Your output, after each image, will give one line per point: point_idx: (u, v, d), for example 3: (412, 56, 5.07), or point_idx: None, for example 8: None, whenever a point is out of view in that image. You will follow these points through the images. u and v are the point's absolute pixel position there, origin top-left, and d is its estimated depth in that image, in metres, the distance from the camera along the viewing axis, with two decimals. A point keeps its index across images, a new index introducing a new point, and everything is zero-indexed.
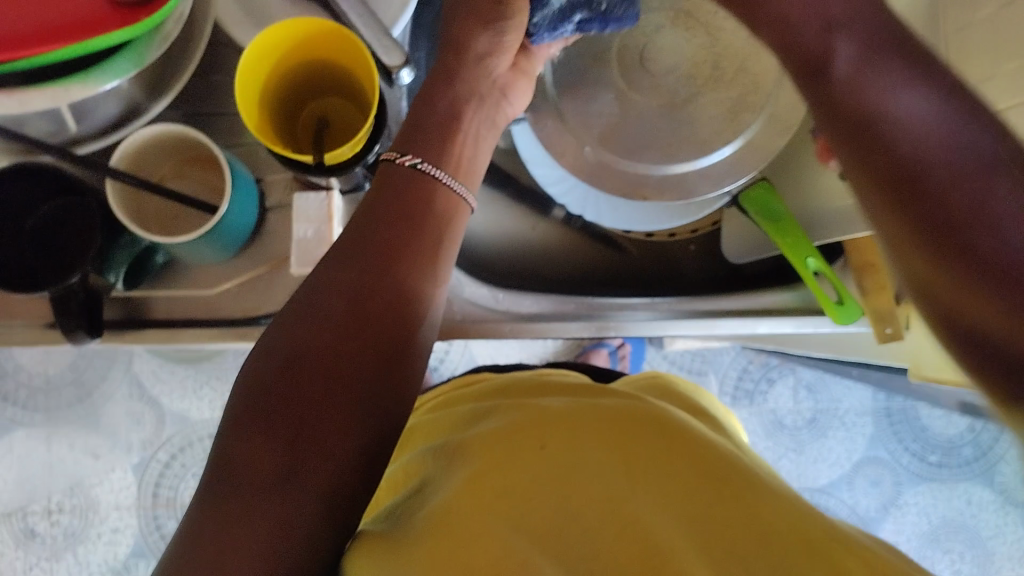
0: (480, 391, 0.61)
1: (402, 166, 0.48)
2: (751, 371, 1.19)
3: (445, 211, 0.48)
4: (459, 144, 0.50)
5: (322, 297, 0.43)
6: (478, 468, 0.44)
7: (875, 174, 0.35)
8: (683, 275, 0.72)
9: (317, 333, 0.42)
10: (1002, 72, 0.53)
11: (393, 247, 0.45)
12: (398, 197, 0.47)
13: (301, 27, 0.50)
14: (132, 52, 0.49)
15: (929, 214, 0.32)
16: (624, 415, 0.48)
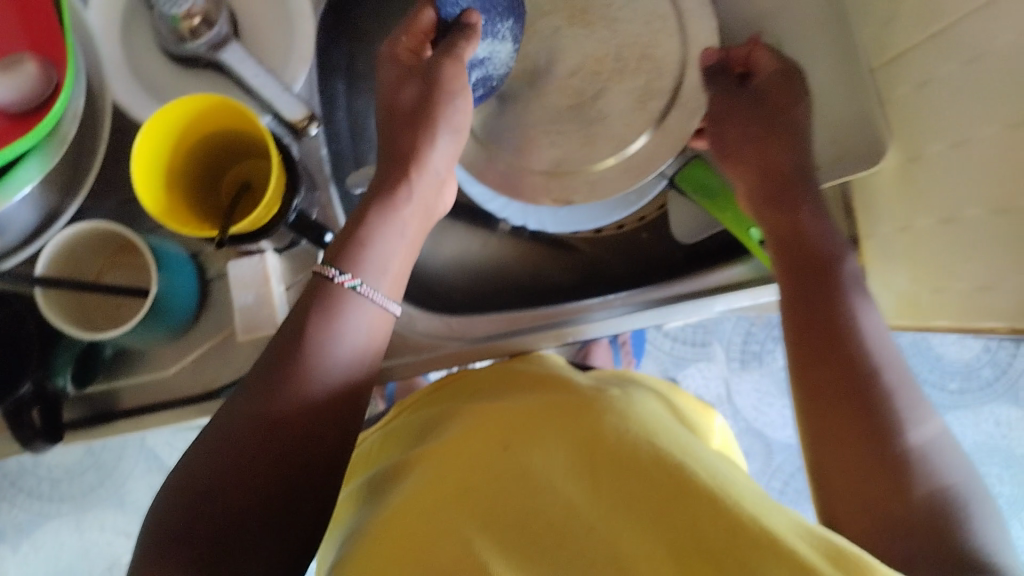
0: (436, 401, 0.58)
1: (338, 285, 0.50)
2: (755, 333, 1.15)
3: (367, 331, 0.50)
4: (398, 261, 0.53)
5: (248, 415, 0.46)
6: (439, 470, 0.45)
7: (789, 289, 0.53)
8: (642, 263, 0.71)
9: (241, 445, 0.45)
10: (907, 9, 0.52)
11: (310, 372, 0.48)
12: (321, 312, 0.49)
13: (187, 105, 0.50)
14: (32, 160, 0.49)
15: (841, 387, 0.47)
16: (574, 403, 0.48)
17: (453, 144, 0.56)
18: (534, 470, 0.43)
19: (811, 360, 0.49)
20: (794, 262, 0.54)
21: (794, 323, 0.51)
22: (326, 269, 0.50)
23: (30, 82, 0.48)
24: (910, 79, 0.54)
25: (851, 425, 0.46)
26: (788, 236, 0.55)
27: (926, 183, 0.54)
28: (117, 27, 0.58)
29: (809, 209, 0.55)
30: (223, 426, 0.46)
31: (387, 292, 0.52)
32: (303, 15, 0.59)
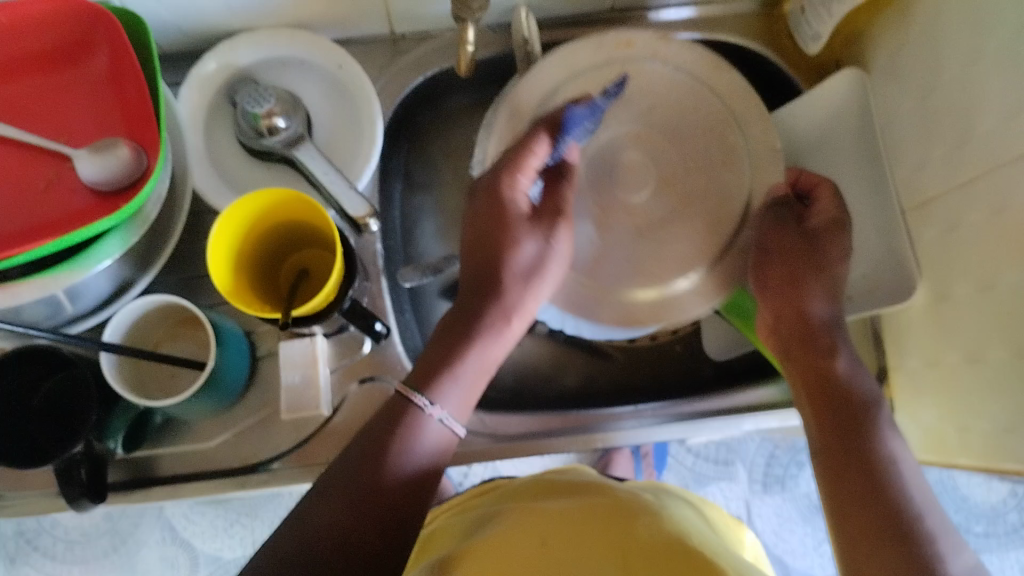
0: (483, 502, 0.61)
1: (412, 402, 0.51)
2: (779, 456, 1.16)
3: (433, 444, 0.51)
4: (471, 388, 0.54)
5: (313, 515, 0.47)
6: (485, 558, 0.48)
7: (835, 429, 0.53)
8: (673, 376, 0.74)
9: (305, 542, 0.46)
10: (936, 161, 0.56)
11: (380, 478, 0.48)
12: (397, 424, 0.50)
13: (263, 198, 0.54)
14: (115, 236, 0.54)
15: (884, 525, 0.47)
16: (611, 511, 0.52)
17: (547, 285, 0.58)
18: (571, 562, 0.46)
19: (862, 504, 0.49)
20: (837, 416, 0.54)
21: (836, 455, 0.52)
22: (414, 394, 0.52)
23: (123, 165, 0.53)
24: (937, 224, 0.57)
25: (886, 543, 0.47)
26: (821, 380, 0.56)
27: (953, 323, 0.56)
28: (202, 118, 0.62)
29: (838, 354, 0.57)
30: (286, 519, 0.47)
31: (459, 416, 0.53)
32: (372, 119, 0.63)
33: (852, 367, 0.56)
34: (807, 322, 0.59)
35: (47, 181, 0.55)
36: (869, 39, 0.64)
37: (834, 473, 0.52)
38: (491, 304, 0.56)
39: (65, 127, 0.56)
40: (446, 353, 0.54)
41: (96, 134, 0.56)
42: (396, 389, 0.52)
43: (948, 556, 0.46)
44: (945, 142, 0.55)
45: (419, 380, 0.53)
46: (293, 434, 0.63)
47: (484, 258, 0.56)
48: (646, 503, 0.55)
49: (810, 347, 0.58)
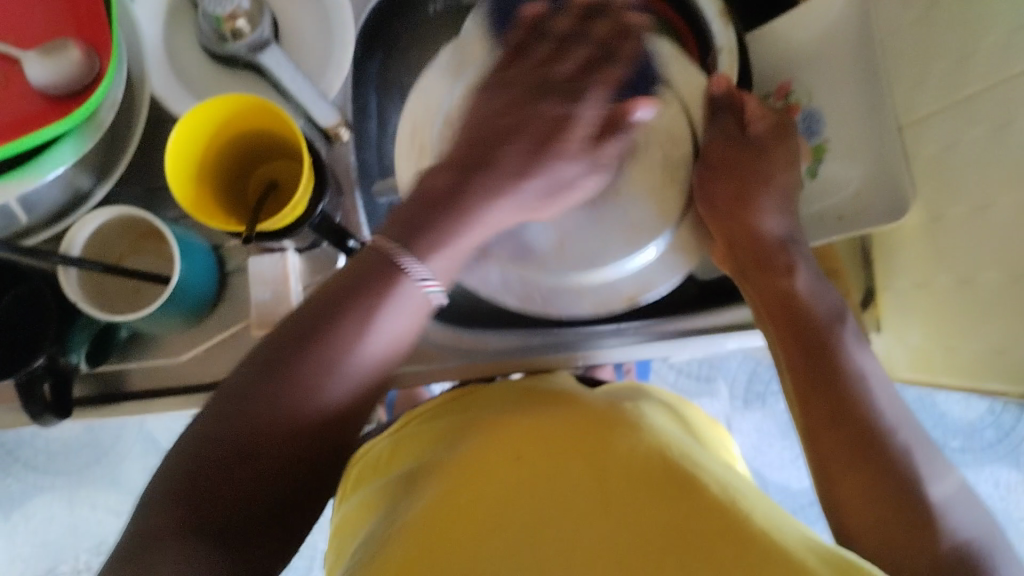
0: (460, 400, 0.59)
1: (387, 258, 0.45)
2: (761, 373, 1.16)
3: (374, 355, 0.45)
4: (450, 240, 0.46)
5: (234, 433, 0.42)
6: (459, 478, 0.48)
7: (785, 335, 0.52)
8: (658, 294, 0.72)
9: (217, 474, 0.41)
10: (937, 73, 0.53)
11: (302, 397, 0.43)
12: (335, 340, 0.44)
13: (223, 104, 0.51)
14: (69, 143, 0.51)
15: (836, 423, 0.48)
16: (585, 415, 0.52)
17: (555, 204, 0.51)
18: (553, 475, 0.46)
19: (814, 415, 0.49)
20: (782, 325, 0.52)
21: (800, 367, 0.51)
22: (399, 252, 0.45)
23: (73, 67, 0.49)
24: (935, 140, 0.55)
25: (864, 454, 0.47)
26: (784, 300, 0.52)
27: (945, 244, 0.55)
28: (161, 21, 0.58)
29: (798, 267, 0.53)
30: (202, 445, 0.41)
31: (425, 260, 0.45)
32: (344, 26, 0.60)
33: (817, 280, 0.53)
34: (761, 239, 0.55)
35: None
36: None
37: (800, 396, 0.50)
38: (519, 134, 0.49)
39: (7, 26, 0.52)
40: (445, 189, 0.47)
41: (43, 34, 0.52)
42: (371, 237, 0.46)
43: (929, 483, 0.46)
44: (949, 52, 0.52)
45: (403, 235, 0.46)
46: (265, 351, 0.61)
47: (518, 117, 0.50)
48: (623, 408, 0.54)
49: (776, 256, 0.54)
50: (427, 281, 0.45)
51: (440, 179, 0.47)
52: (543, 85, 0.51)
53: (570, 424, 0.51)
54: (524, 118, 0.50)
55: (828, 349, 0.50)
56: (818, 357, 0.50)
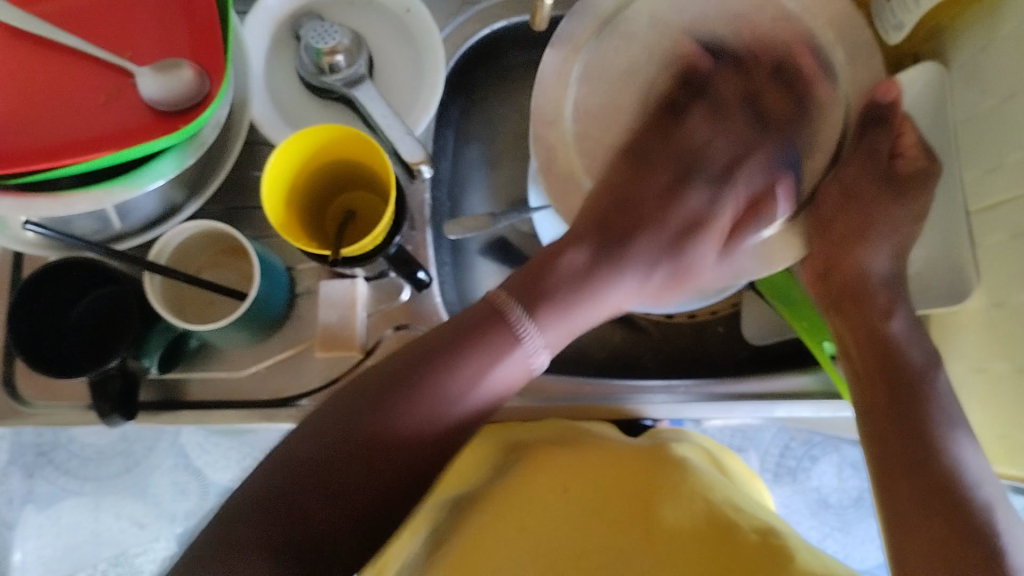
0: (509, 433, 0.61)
1: (497, 304, 0.51)
2: (793, 448, 1.11)
3: (515, 383, 0.51)
4: (571, 309, 0.52)
5: (404, 405, 0.48)
6: (523, 490, 0.54)
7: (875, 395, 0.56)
8: (709, 355, 0.72)
9: (399, 425, 0.47)
10: (1009, 160, 0.54)
11: (438, 412, 0.48)
12: (436, 376, 0.48)
13: (319, 133, 0.53)
14: (172, 157, 0.53)
15: (913, 487, 0.51)
16: (617, 452, 0.56)
17: (632, 291, 0.58)
18: (595, 503, 0.53)
19: (882, 455, 0.53)
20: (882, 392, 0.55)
21: (884, 418, 0.54)
22: (522, 317, 0.50)
23: (184, 87, 0.53)
24: (1004, 229, 0.55)
25: (939, 524, 0.49)
26: (882, 356, 0.57)
27: (1006, 328, 0.55)
28: (265, 49, 0.63)
29: (895, 314, 0.59)
30: (332, 441, 0.47)
31: (525, 316, 0.50)
32: (436, 69, 0.62)
33: (907, 330, 0.58)
34: (838, 274, 0.64)
35: (108, 95, 0.54)
36: (946, 32, 0.62)
37: (884, 468, 0.53)
38: (610, 238, 0.57)
39: (125, 43, 0.56)
40: (545, 276, 0.53)
41: (159, 52, 0.55)
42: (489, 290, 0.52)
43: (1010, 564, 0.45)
44: (1023, 142, 0.53)
45: (522, 298, 0.51)
46: (324, 372, 0.63)
47: (637, 199, 0.61)
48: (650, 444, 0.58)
49: (866, 313, 0.60)
50: (533, 352, 0.51)
51: (572, 256, 0.54)
52: (672, 134, 0.65)
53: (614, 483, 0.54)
54: (671, 203, 0.63)
55: (907, 406, 0.53)
56: (891, 415, 0.54)
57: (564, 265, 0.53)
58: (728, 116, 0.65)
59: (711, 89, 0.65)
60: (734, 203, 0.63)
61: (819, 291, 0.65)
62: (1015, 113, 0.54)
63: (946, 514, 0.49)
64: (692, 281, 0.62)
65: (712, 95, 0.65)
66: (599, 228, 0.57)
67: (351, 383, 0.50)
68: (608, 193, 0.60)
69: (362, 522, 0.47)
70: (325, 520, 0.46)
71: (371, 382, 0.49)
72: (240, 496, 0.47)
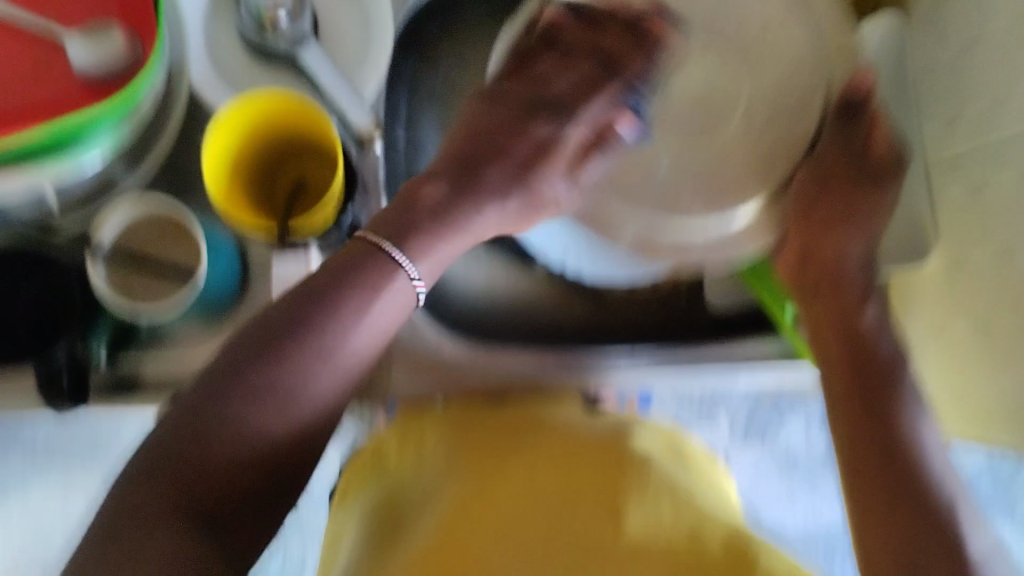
0: (470, 420, 0.60)
1: (371, 249, 0.50)
2: (762, 408, 1.14)
3: (374, 342, 0.49)
4: (453, 232, 0.53)
5: (240, 399, 0.45)
6: (469, 480, 0.54)
7: (835, 369, 0.55)
8: (670, 322, 0.72)
9: (228, 429, 0.45)
10: (970, 114, 0.54)
11: (286, 386, 0.46)
12: (319, 342, 0.47)
13: (258, 101, 0.52)
14: (107, 130, 0.51)
15: (877, 480, 0.50)
16: (562, 438, 0.57)
17: (500, 216, 0.57)
18: (529, 483, 0.53)
19: (844, 443, 0.52)
20: (849, 372, 0.55)
21: (849, 404, 0.53)
22: (387, 247, 0.50)
23: (116, 54, 0.50)
24: (963, 186, 0.55)
25: (885, 505, 0.48)
26: (858, 343, 0.55)
27: (967, 287, 0.55)
28: (204, 5, 0.59)
29: (868, 304, 0.58)
30: (183, 433, 0.45)
31: (377, 261, 0.49)
32: (385, 35, 0.60)
33: (879, 318, 0.57)
34: (820, 260, 0.60)
35: (35, 63, 0.51)
36: None
37: (849, 448, 0.52)
38: (508, 156, 0.58)
39: (49, 4, 0.52)
40: (406, 216, 0.52)
41: (86, 14, 0.52)
42: (359, 234, 0.51)
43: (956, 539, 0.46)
44: (983, 96, 0.53)
45: (392, 233, 0.51)
46: None
47: (501, 140, 0.58)
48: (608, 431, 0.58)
49: (844, 297, 0.58)
50: (415, 279, 0.51)
51: (430, 186, 0.54)
52: (545, 95, 0.60)
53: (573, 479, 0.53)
54: (518, 129, 0.59)
55: (880, 397, 0.53)
56: (865, 401, 0.53)
57: (427, 193, 0.54)
58: (576, 65, 0.60)
59: (603, 27, 0.60)
60: (562, 170, 0.59)
61: (791, 275, 0.61)
62: (976, 66, 0.53)
63: (911, 497, 0.48)
64: (506, 228, 0.58)
65: (609, 48, 0.59)
66: (458, 169, 0.56)
67: (205, 367, 0.47)
68: (470, 131, 0.59)
69: (225, 498, 0.45)
70: (203, 490, 0.44)
71: (209, 375, 0.46)
72: (126, 471, 0.44)
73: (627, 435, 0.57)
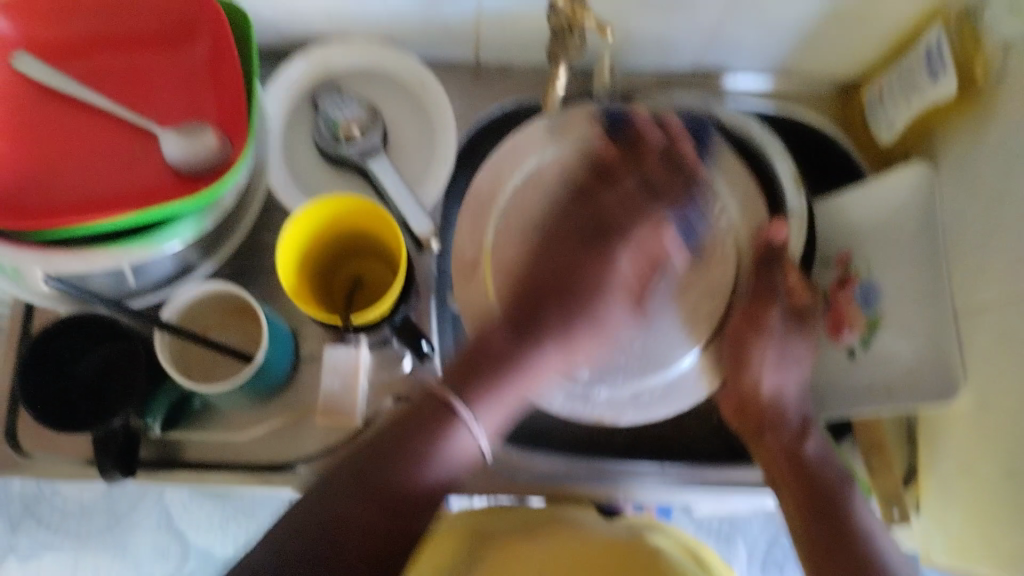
0: (472, 517, 0.61)
1: (439, 396, 0.51)
2: (782, 539, 1.12)
3: (464, 468, 0.50)
4: (502, 405, 0.51)
5: (392, 464, 0.49)
6: None
7: (791, 486, 0.57)
8: (698, 439, 0.73)
9: (394, 477, 0.49)
10: (996, 264, 0.57)
11: (412, 480, 0.49)
12: (410, 450, 0.49)
13: (336, 204, 0.56)
14: (190, 220, 0.55)
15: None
16: (603, 554, 0.56)
17: (558, 359, 0.55)
18: None
19: (820, 553, 0.55)
20: (801, 497, 0.57)
21: (807, 519, 0.56)
22: (457, 406, 0.50)
23: (208, 152, 0.55)
24: (989, 330, 0.58)
25: None
26: (797, 464, 0.58)
27: (992, 427, 0.57)
28: (285, 122, 0.66)
29: (809, 436, 0.59)
30: (320, 520, 0.47)
31: (456, 413, 0.50)
32: (448, 142, 0.66)
33: (822, 450, 0.58)
34: (754, 402, 0.61)
35: (134, 158, 0.57)
36: (939, 137, 0.66)
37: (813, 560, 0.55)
38: (565, 301, 0.56)
39: (154, 110, 0.59)
40: (479, 356, 0.52)
41: (185, 117, 0.59)
42: (427, 389, 0.52)
43: None
44: (1009, 247, 0.56)
45: (457, 383, 0.51)
46: (324, 438, 0.63)
47: (567, 279, 0.57)
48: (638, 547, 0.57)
49: (782, 433, 0.60)
50: (478, 437, 0.50)
51: (499, 325, 0.54)
52: (606, 282, 0.58)
53: (592, 562, 0.55)
54: (597, 257, 0.59)
55: (839, 513, 0.55)
56: (833, 505, 0.56)
57: (495, 340, 0.53)
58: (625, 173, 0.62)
59: (612, 173, 0.63)
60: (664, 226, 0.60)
61: (733, 416, 0.62)
62: (1003, 220, 0.57)
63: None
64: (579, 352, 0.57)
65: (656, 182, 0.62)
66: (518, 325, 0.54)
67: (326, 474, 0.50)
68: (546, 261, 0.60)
69: None
70: None
71: (348, 466, 0.50)
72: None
73: (644, 540, 0.58)
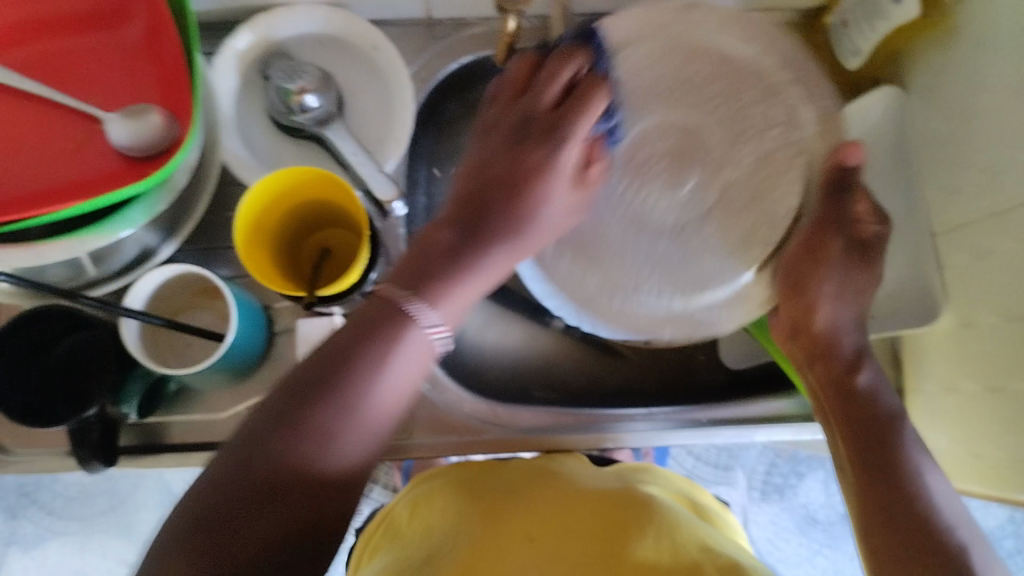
0: (468, 475, 0.61)
1: (388, 303, 0.47)
2: (779, 465, 1.11)
3: (415, 374, 0.46)
4: (460, 291, 0.50)
5: (328, 413, 0.43)
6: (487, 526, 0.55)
7: (840, 418, 0.55)
8: (684, 381, 0.73)
9: (327, 422, 0.43)
10: (971, 183, 0.56)
11: (358, 417, 0.44)
12: (355, 381, 0.44)
13: (295, 176, 0.54)
14: (144, 204, 0.53)
15: (886, 517, 0.49)
16: (592, 493, 0.57)
17: (506, 257, 0.53)
18: (553, 523, 0.54)
19: (866, 491, 0.51)
20: (846, 420, 0.54)
21: (851, 440, 0.53)
22: (416, 303, 0.47)
23: (154, 132, 0.53)
24: (965, 251, 0.57)
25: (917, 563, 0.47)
26: (843, 389, 0.55)
27: (974, 350, 0.56)
28: (234, 91, 0.63)
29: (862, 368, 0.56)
30: (269, 435, 0.42)
31: (422, 301, 0.48)
32: (406, 107, 0.63)
33: (874, 381, 0.56)
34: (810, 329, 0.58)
35: (79, 143, 0.55)
36: (910, 55, 0.64)
37: (859, 490, 0.51)
38: (480, 218, 0.53)
39: (95, 91, 0.57)
40: (441, 264, 0.50)
41: (128, 98, 0.56)
42: (376, 288, 0.48)
43: None
44: (984, 166, 0.55)
45: (409, 284, 0.48)
46: None
47: (507, 168, 0.53)
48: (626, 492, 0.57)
49: (833, 364, 0.57)
50: (433, 326, 0.47)
51: (440, 233, 0.52)
52: (535, 116, 0.53)
53: (579, 508, 0.56)
54: (516, 162, 0.53)
55: (871, 427, 0.53)
56: (874, 433, 0.53)
57: (434, 241, 0.51)
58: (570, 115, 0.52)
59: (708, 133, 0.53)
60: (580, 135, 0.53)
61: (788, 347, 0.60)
62: (976, 138, 0.56)
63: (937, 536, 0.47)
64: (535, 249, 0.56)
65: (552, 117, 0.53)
66: (466, 219, 0.53)
67: (258, 406, 0.44)
68: (481, 168, 0.55)
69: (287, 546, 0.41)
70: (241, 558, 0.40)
71: (280, 403, 0.43)
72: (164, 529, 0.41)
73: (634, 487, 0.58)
